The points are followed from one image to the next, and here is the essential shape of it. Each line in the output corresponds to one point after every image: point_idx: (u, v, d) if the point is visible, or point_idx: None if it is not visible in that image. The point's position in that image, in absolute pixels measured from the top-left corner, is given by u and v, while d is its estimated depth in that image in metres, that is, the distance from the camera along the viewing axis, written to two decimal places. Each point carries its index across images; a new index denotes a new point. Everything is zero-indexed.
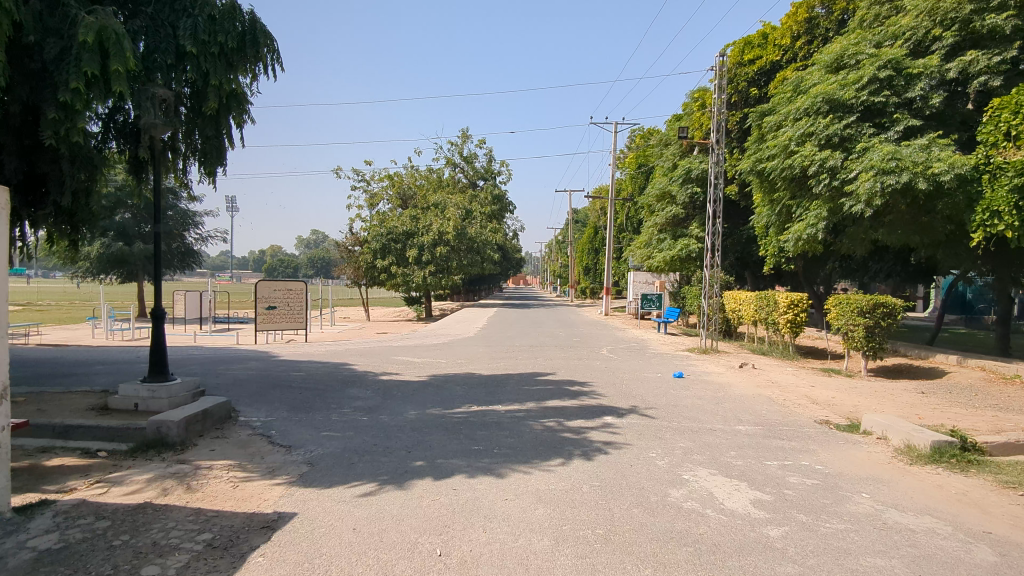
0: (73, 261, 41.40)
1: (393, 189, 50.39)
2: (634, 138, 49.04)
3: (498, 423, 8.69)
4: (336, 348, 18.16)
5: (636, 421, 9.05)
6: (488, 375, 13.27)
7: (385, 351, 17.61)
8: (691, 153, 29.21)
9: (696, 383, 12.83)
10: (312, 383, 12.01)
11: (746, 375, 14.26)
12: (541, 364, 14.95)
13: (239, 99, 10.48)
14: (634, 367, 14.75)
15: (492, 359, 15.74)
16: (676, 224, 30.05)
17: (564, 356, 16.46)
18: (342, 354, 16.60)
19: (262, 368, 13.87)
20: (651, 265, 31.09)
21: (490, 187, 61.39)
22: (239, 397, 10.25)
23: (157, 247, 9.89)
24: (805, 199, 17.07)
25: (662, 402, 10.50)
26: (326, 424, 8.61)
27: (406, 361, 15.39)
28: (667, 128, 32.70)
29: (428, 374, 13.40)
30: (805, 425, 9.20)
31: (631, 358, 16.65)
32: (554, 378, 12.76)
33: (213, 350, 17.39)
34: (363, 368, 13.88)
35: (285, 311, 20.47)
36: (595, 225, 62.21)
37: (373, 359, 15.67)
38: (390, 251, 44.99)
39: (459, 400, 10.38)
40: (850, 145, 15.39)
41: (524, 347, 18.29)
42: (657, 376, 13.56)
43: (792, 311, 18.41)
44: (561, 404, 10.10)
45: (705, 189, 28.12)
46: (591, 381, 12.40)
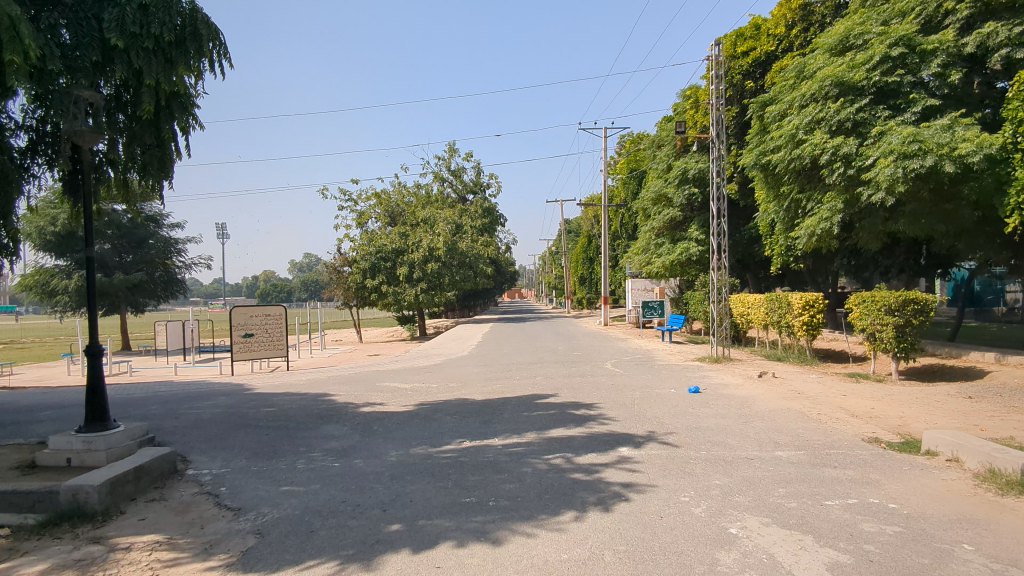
0: (52, 296, 39.93)
1: (380, 207, 49.24)
2: (624, 144, 48.07)
3: (495, 463, 7.31)
4: (318, 376, 16.77)
5: (657, 452, 7.67)
6: (483, 400, 11.88)
7: (372, 376, 16.23)
8: (685, 154, 28.10)
9: (716, 398, 11.48)
10: (283, 420, 10.59)
11: (768, 385, 12.94)
12: (542, 384, 13.58)
13: (182, 101, 9.20)
14: (644, 383, 13.39)
15: (487, 381, 14.37)
16: (674, 226, 28.89)
17: (566, 374, 15.09)
18: (324, 383, 15.20)
19: (231, 404, 12.45)
20: (650, 271, 29.87)
21: (480, 200, 60.23)
22: (194, 445, 8.82)
23: (89, 275, 8.52)
24: (816, 191, 15.82)
25: (683, 425, 9.14)
26: (289, 475, 7.22)
27: (394, 387, 14.00)
28: (659, 130, 31.61)
29: (415, 402, 12.03)
30: (855, 447, 7.86)
31: (639, 373, 15.30)
32: (557, 400, 11.38)
33: (183, 385, 15.95)
34: (343, 399, 12.48)
35: (264, 338, 19.02)
36: (588, 234, 61.05)
37: (357, 387, 14.27)
38: (380, 270, 43.67)
39: (450, 434, 8.99)
40: (865, 130, 14.17)
41: (522, 365, 16.92)
42: (671, 392, 12.20)
43: (808, 312, 17.17)
44: (567, 434, 8.74)
45: (703, 190, 26.97)
46: (599, 402, 11.03)
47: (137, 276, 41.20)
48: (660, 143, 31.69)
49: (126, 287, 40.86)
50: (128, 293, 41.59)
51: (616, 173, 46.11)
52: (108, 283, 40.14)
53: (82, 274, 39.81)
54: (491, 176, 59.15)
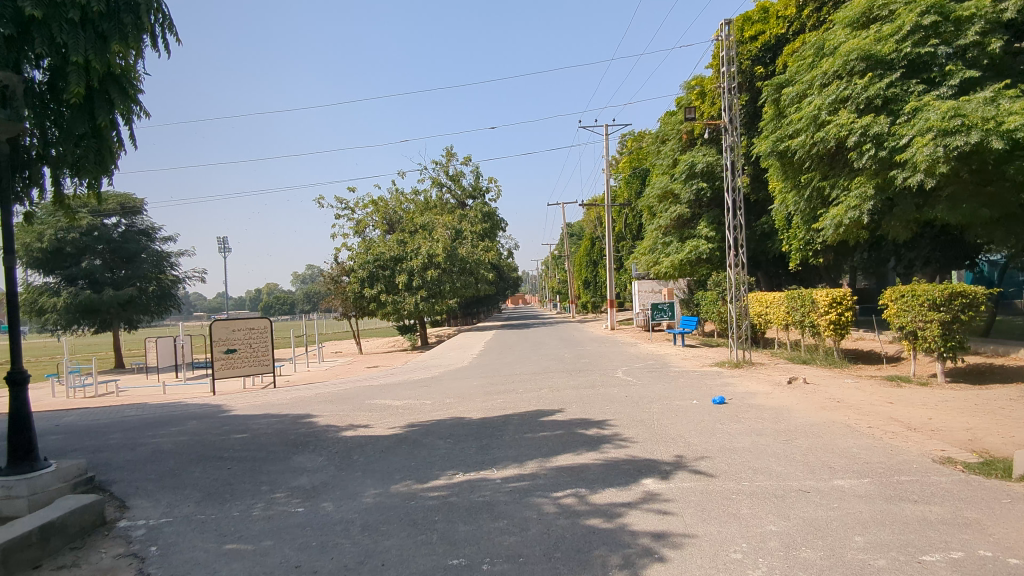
0: (41, 314, 38.74)
1: (378, 214, 48.08)
2: (625, 142, 46.91)
3: (493, 506, 5.96)
4: (305, 393, 15.44)
5: (691, 485, 6.31)
6: (482, 419, 10.54)
7: (363, 393, 14.88)
8: (692, 147, 26.82)
9: (747, 411, 10.09)
10: (252, 449, 9.25)
11: (801, 393, 11.56)
12: (548, 398, 12.21)
13: (120, 84, 7.94)
14: (662, 394, 12.01)
15: (488, 396, 12.98)
16: (682, 224, 27.56)
17: (574, 385, 13.73)
18: (309, 402, 13.85)
19: (200, 430, 11.11)
20: (658, 271, 28.54)
21: (480, 204, 59.05)
22: (139, 486, 7.49)
23: (9, 287, 7.16)
24: (841, 178, 14.45)
25: (715, 446, 7.76)
26: (239, 529, 5.88)
27: (384, 405, 12.68)
28: (663, 124, 30.35)
29: (406, 422, 10.67)
30: (928, 472, 6.49)
31: (654, 381, 13.93)
32: (565, 417, 10.03)
33: (157, 408, 14.65)
34: (325, 422, 11.14)
35: (248, 353, 17.67)
36: (591, 235, 59.71)
37: (344, 406, 12.92)
38: (378, 279, 42.45)
39: (441, 463, 7.64)
40: (896, 107, 12.80)
41: (526, 376, 15.56)
42: (693, 405, 10.84)
43: (835, 310, 15.75)
44: (579, 462, 7.39)
45: (712, 184, 25.63)
46: (613, 419, 9.66)
47: (128, 292, 40.00)
48: (664, 138, 30.38)
49: (116, 303, 39.64)
50: (120, 310, 40.43)
51: (618, 172, 44.88)
52: (99, 299, 38.96)
53: (71, 290, 38.61)
54: (490, 180, 57.95)
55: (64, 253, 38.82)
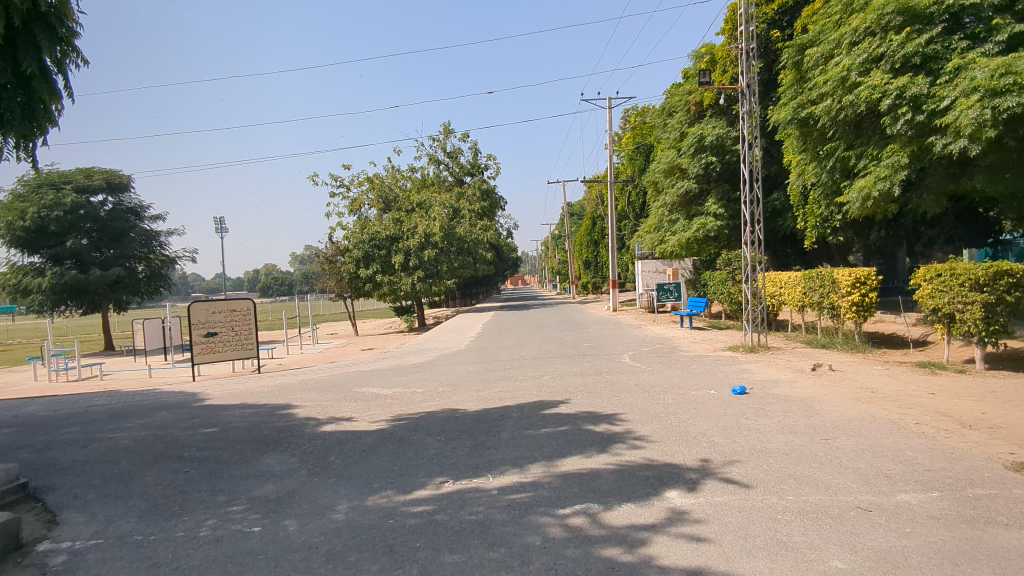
0: (26, 295, 37.59)
1: (373, 192, 46.79)
2: (629, 117, 45.50)
3: (489, 528, 4.90)
4: (289, 380, 14.40)
5: (726, 500, 5.27)
6: (476, 411, 9.47)
7: (350, 380, 13.82)
8: (701, 119, 25.54)
9: (773, 403, 9.03)
10: (218, 447, 8.20)
11: (828, 381, 10.52)
12: (550, 387, 11.16)
13: (50, 25, 6.79)
14: (674, 383, 10.96)
15: (485, 384, 11.93)
16: (689, 200, 26.42)
17: (578, 371, 12.67)
18: (291, 390, 12.79)
19: (167, 423, 10.05)
20: (664, 251, 27.46)
21: (479, 182, 57.67)
22: (76, 495, 6.43)
23: None
24: (870, 147, 13.25)
25: (746, 448, 6.71)
26: (179, 556, 4.83)
27: (372, 394, 11.64)
28: (669, 96, 29.06)
29: (393, 415, 9.62)
30: (1006, 484, 5.44)
31: (664, 367, 12.89)
32: (571, 410, 8.98)
33: (129, 396, 13.63)
34: (305, 414, 10.07)
35: (229, 336, 16.57)
36: (593, 214, 58.57)
37: (327, 395, 11.86)
38: (374, 259, 41.28)
39: (428, 468, 6.59)
40: (936, 66, 11.59)
41: (525, 361, 14.52)
42: (712, 396, 9.78)
43: (858, 291, 14.64)
44: (590, 466, 6.34)
45: (722, 158, 24.43)
46: (624, 412, 8.61)
47: (115, 272, 38.79)
48: (671, 110, 29.07)
49: (104, 284, 38.51)
50: (108, 291, 39.32)
51: (621, 149, 43.57)
52: (86, 279, 37.82)
53: (56, 270, 37.44)
54: (490, 157, 56.55)
55: (49, 233, 37.70)
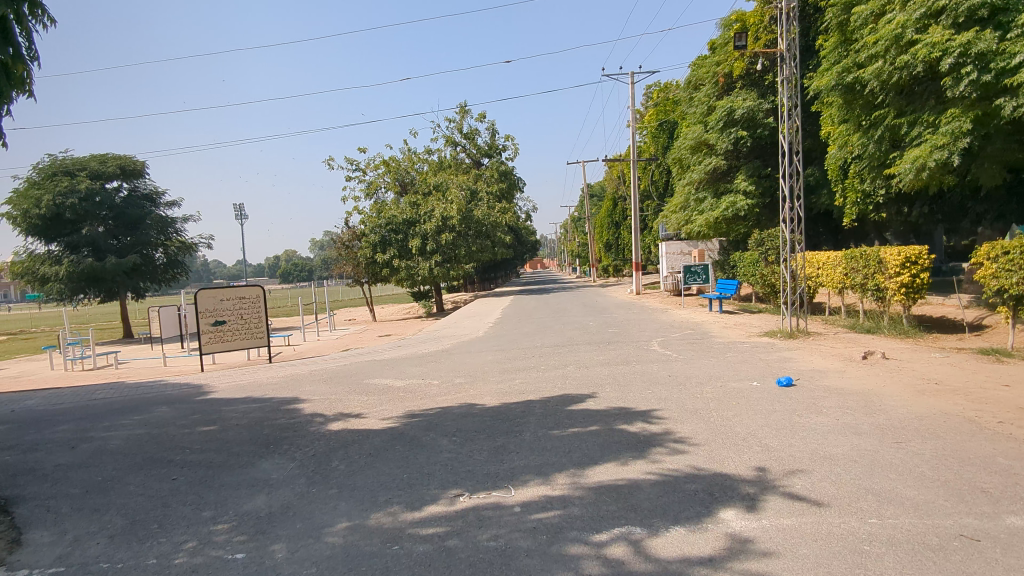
0: (45, 283, 37.64)
1: (390, 175, 46.08)
2: (652, 93, 44.07)
3: (511, 560, 4.08)
4: (299, 371, 13.74)
5: (795, 523, 4.38)
6: (495, 407, 8.64)
7: (362, 371, 13.09)
8: (731, 92, 24.28)
9: (826, 396, 8.07)
10: (214, 448, 7.49)
11: (884, 370, 9.50)
12: (575, 378, 10.29)
13: None
14: (711, 373, 10.03)
15: (504, 376, 11.10)
16: (717, 177, 25.26)
17: (604, 361, 11.79)
18: (300, 382, 12.10)
19: (166, 419, 9.40)
20: (690, 231, 26.41)
21: (496, 163, 56.59)
22: (50, 508, 5.74)
23: None
24: (925, 113, 12.06)
25: (807, 452, 5.79)
26: None
27: (384, 387, 10.89)
28: (696, 68, 27.72)
29: (405, 411, 8.84)
30: None
31: (698, 355, 11.96)
32: (600, 406, 8.12)
33: (134, 389, 13.05)
34: (310, 410, 9.33)
35: (239, 325, 15.95)
36: (614, 196, 57.32)
37: (337, 387, 11.13)
38: (391, 244, 40.63)
39: (441, 477, 5.78)
40: (1006, 18, 10.38)
41: (547, 350, 13.67)
42: (755, 388, 8.84)
43: (908, 272, 13.48)
44: (628, 475, 5.48)
45: (753, 132, 23.17)
46: (660, 409, 7.71)
47: (131, 259, 38.73)
48: (697, 84, 27.77)
49: (120, 271, 38.43)
50: (126, 278, 39.27)
51: (643, 127, 42.22)
52: (102, 267, 37.75)
53: (73, 258, 37.41)
54: (508, 138, 55.43)
55: (65, 220, 37.65)
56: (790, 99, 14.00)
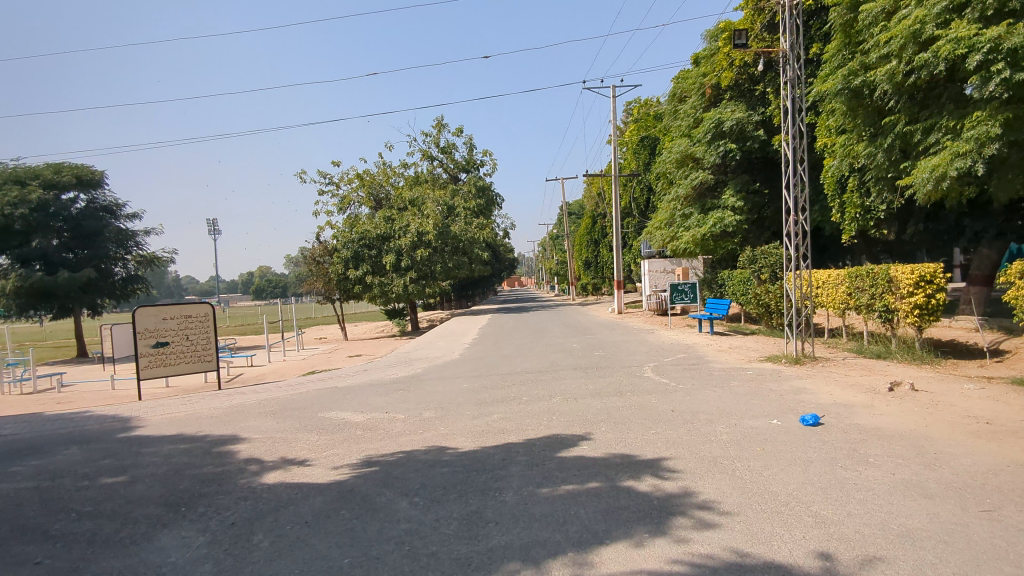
0: None
1: (364, 189, 44.66)
2: (633, 110, 43.54)
3: None
4: (247, 401, 12.01)
5: None
6: (469, 452, 7.13)
7: (318, 401, 11.46)
8: (718, 104, 23.41)
9: (866, 439, 6.74)
10: (109, 510, 5.84)
11: (918, 405, 8.24)
12: (562, 414, 8.83)
13: None
14: (720, 408, 8.65)
15: (480, 409, 9.59)
16: (704, 192, 24.27)
17: (594, 391, 10.34)
18: (244, 415, 10.40)
19: (67, 466, 7.65)
20: (676, 248, 25.30)
21: (474, 179, 55.46)
22: None
23: None
24: (943, 119, 11.09)
25: (877, 526, 4.42)
26: None
27: (340, 423, 9.28)
28: (681, 80, 26.89)
29: (360, 457, 7.28)
30: None
31: (700, 385, 10.58)
32: (596, 453, 6.66)
33: (50, 422, 11.18)
34: (245, 454, 7.70)
35: (183, 346, 14.18)
36: (593, 214, 56.63)
37: (285, 423, 9.48)
38: (364, 259, 39.01)
39: (395, 565, 4.27)
40: None
41: (529, 377, 12.17)
42: (778, 429, 7.46)
43: (922, 291, 12.35)
44: (648, 565, 4.03)
45: (743, 145, 22.16)
46: (671, 458, 6.29)
47: (85, 274, 36.43)
48: (682, 97, 26.90)
49: (73, 286, 36.05)
50: (80, 294, 36.91)
51: (625, 143, 41.54)
52: (54, 282, 35.38)
53: (22, 272, 34.97)
54: (485, 153, 54.41)
55: (14, 232, 35.23)
56: (792, 102, 12.92)
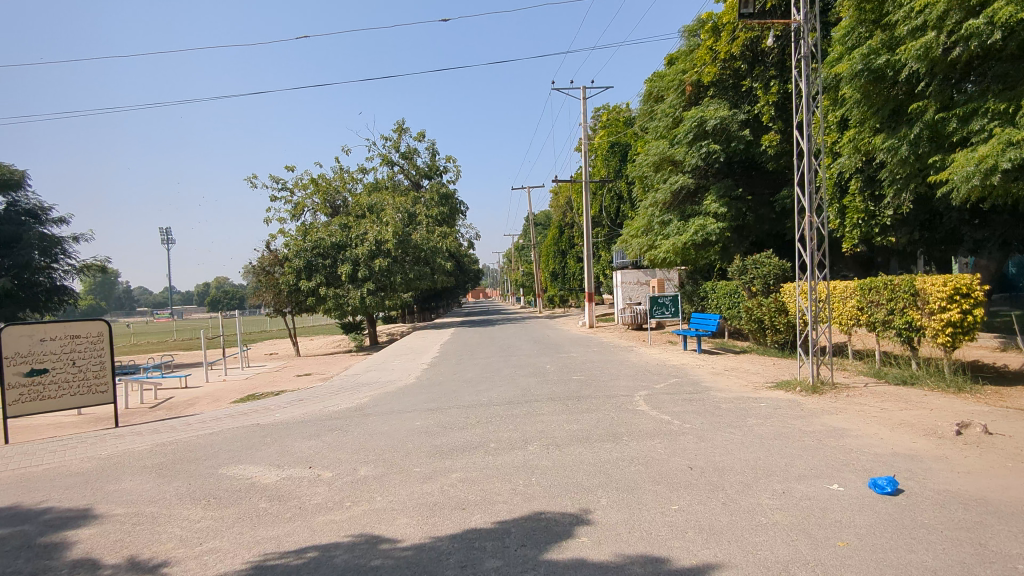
0: None
1: (319, 196, 41.91)
2: (603, 116, 41.99)
3: None
4: (137, 447, 9.40)
5: None
6: (413, 547, 4.83)
7: (226, 448, 8.94)
8: (699, 102, 21.66)
9: (988, 526, 4.69)
10: None
11: (1008, 459, 6.31)
12: (544, 473, 6.59)
13: None
14: (753, 464, 6.54)
15: (433, 463, 7.28)
16: (684, 198, 22.45)
17: (581, 435, 8.14)
18: (121, 473, 7.82)
19: None
20: (653, 259, 23.34)
21: (436, 186, 53.09)
22: None
23: None
24: (988, 102, 9.52)
25: None
26: None
27: (243, 488, 6.83)
28: (657, 79, 25.12)
29: (249, 558, 4.89)
30: None
31: (711, 425, 8.48)
32: (604, 554, 4.45)
33: None
34: (79, 551, 5.21)
35: (68, 374, 11.44)
36: (560, 223, 54.98)
37: (167, 489, 6.97)
38: (318, 269, 36.19)
39: None
40: None
41: (497, 412, 9.89)
42: (846, 501, 5.38)
43: (956, 306, 10.56)
44: None
45: (727, 147, 20.43)
46: (720, 567, 4.13)
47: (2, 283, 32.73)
48: (658, 96, 25.00)
49: None
50: None
51: (594, 149, 39.86)
52: None
53: None
54: (449, 158, 52.06)
55: None
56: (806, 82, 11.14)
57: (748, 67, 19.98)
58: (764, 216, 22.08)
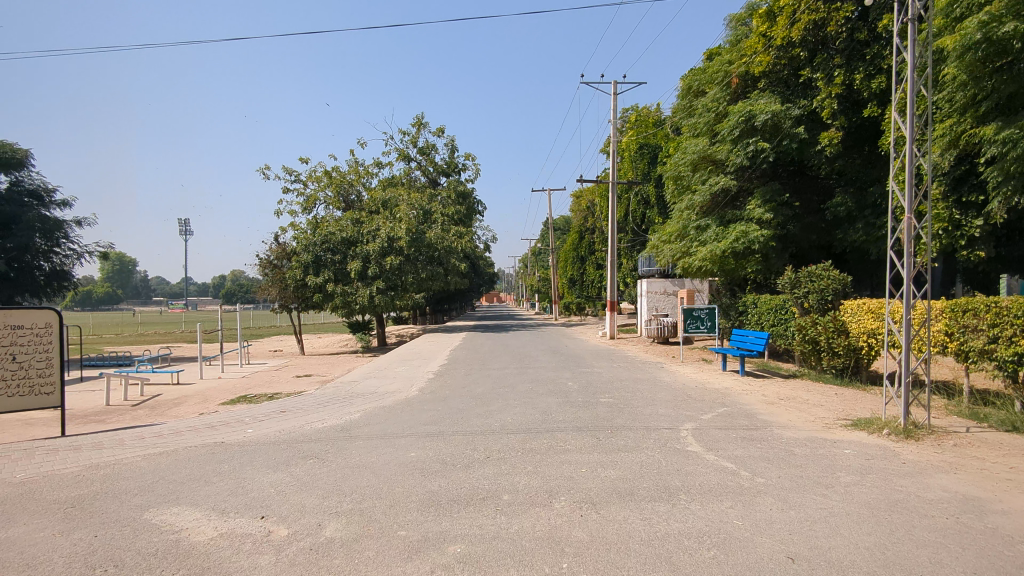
0: None
1: (331, 188, 40.35)
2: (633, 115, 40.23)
3: None
4: (65, 470, 7.57)
5: None
6: None
7: (168, 478, 7.05)
8: (747, 95, 19.59)
9: None
10: None
11: None
12: (580, 556, 4.62)
13: None
14: (884, 561, 4.53)
15: (426, 524, 5.35)
16: (725, 202, 20.38)
17: (624, 488, 6.19)
18: (17, 513, 5.96)
19: None
20: (686, 269, 21.22)
21: (454, 183, 51.40)
22: None
23: None
24: None
25: None
26: None
27: (163, 552, 4.94)
28: (698, 71, 23.13)
29: None
30: None
31: (793, 483, 6.45)
32: None
33: None
34: None
35: (7, 373, 9.72)
36: (580, 228, 53.02)
37: (61, 547, 5.10)
38: (326, 265, 34.46)
39: None
40: None
41: (512, 445, 7.92)
42: None
43: None
44: None
45: (777, 144, 18.23)
46: None
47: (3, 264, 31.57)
48: (699, 91, 22.96)
49: None
50: None
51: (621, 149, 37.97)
52: None
53: None
54: (468, 156, 50.29)
55: None
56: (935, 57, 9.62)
57: (808, 55, 17.86)
58: (812, 226, 19.96)
